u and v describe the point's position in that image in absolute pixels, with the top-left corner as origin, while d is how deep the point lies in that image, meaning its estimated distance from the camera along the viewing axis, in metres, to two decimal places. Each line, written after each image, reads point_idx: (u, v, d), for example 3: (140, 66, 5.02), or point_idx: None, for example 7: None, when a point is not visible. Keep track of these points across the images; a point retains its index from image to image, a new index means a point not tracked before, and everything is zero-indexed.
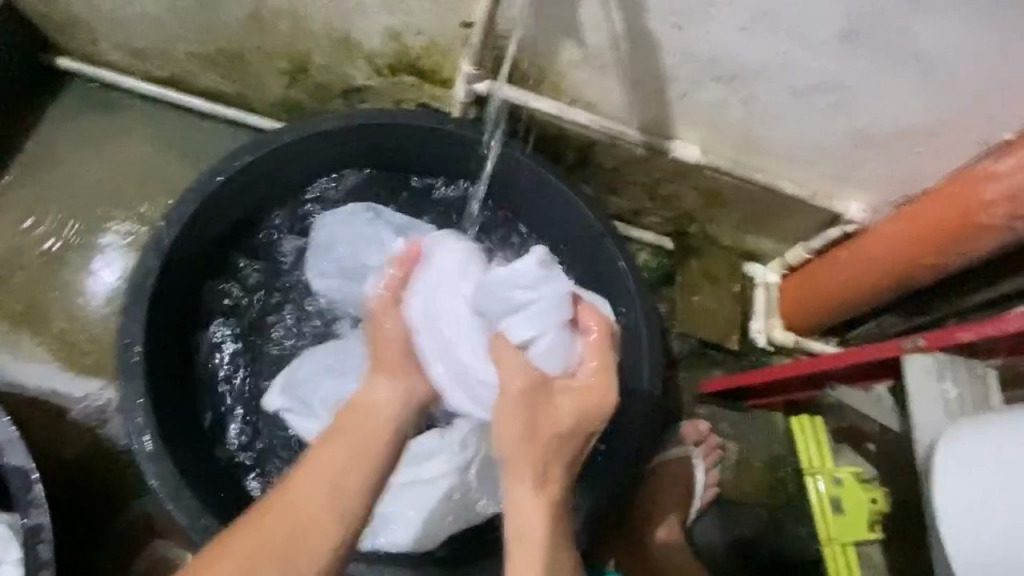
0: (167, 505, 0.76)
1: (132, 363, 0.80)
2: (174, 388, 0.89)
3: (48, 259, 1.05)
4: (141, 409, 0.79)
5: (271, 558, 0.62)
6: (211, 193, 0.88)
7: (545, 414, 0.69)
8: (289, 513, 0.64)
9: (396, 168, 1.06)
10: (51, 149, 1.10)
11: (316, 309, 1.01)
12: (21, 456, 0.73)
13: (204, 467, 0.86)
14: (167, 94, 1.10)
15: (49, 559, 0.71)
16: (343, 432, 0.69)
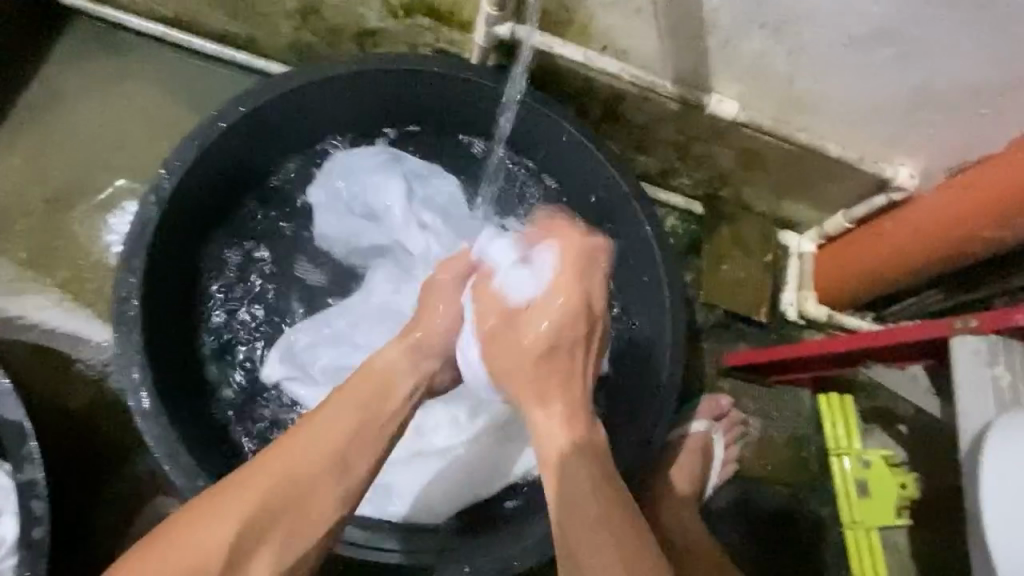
0: (163, 464, 0.74)
1: (129, 316, 0.77)
2: (175, 343, 0.86)
3: (50, 204, 1.00)
4: (137, 364, 0.76)
5: (269, 516, 0.58)
6: (211, 139, 0.83)
7: (533, 334, 0.67)
8: (290, 472, 0.60)
9: (410, 120, 0.99)
10: (54, 90, 1.05)
11: (325, 265, 0.98)
12: (15, 409, 0.70)
13: (201, 427, 0.83)
14: (173, 35, 1.05)
15: (41, 513, 0.69)
16: (348, 394, 0.65)
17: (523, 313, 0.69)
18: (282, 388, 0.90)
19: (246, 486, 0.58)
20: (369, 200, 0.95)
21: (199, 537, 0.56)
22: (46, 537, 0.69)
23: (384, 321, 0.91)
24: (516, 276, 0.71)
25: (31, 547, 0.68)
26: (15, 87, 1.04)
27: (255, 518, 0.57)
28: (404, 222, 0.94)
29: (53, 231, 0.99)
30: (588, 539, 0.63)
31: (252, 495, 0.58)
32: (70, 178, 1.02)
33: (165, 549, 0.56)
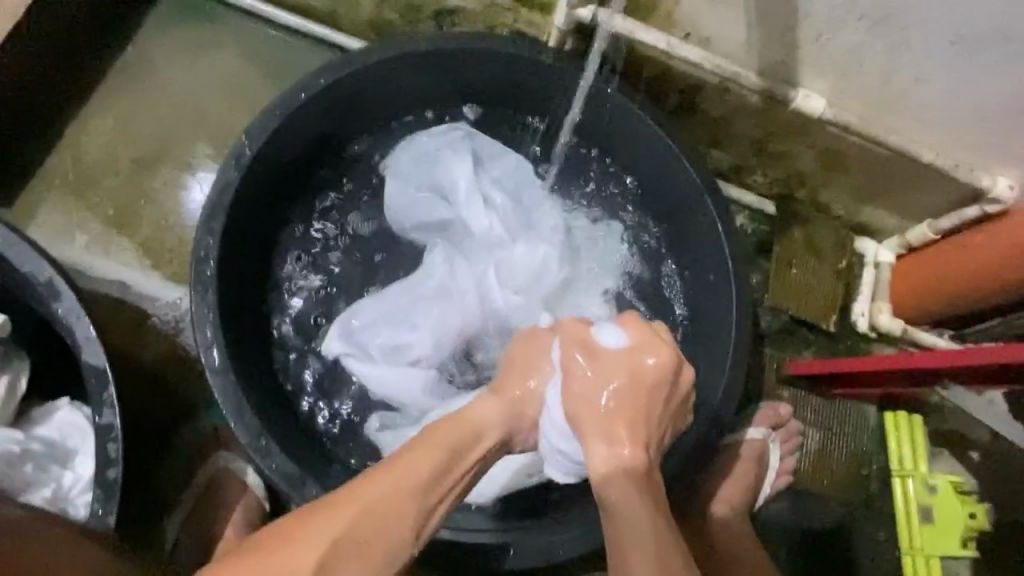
0: (229, 421, 0.76)
1: (206, 276, 0.80)
2: (245, 304, 0.89)
3: (136, 165, 1.05)
4: (210, 323, 0.79)
5: (355, 546, 0.55)
6: (292, 109, 0.85)
7: (600, 398, 0.68)
8: (379, 502, 0.57)
9: (483, 100, 0.99)
10: (147, 54, 1.09)
11: (391, 240, 0.98)
12: (98, 355, 0.74)
13: (266, 388, 0.85)
14: (259, 8, 1.07)
15: (116, 457, 0.73)
16: (437, 437, 0.64)
17: (610, 363, 0.69)
18: (340, 363, 0.91)
19: (335, 512, 0.56)
20: (439, 176, 0.96)
21: (288, 556, 0.54)
22: (119, 478, 0.72)
23: (448, 299, 0.92)
24: (605, 332, 0.70)
25: (107, 485, 0.72)
26: (109, 50, 1.08)
27: (344, 545, 0.55)
28: (468, 197, 0.95)
29: (141, 191, 1.04)
30: (646, 567, 0.64)
31: (340, 520, 0.56)
32: (158, 141, 1.06)
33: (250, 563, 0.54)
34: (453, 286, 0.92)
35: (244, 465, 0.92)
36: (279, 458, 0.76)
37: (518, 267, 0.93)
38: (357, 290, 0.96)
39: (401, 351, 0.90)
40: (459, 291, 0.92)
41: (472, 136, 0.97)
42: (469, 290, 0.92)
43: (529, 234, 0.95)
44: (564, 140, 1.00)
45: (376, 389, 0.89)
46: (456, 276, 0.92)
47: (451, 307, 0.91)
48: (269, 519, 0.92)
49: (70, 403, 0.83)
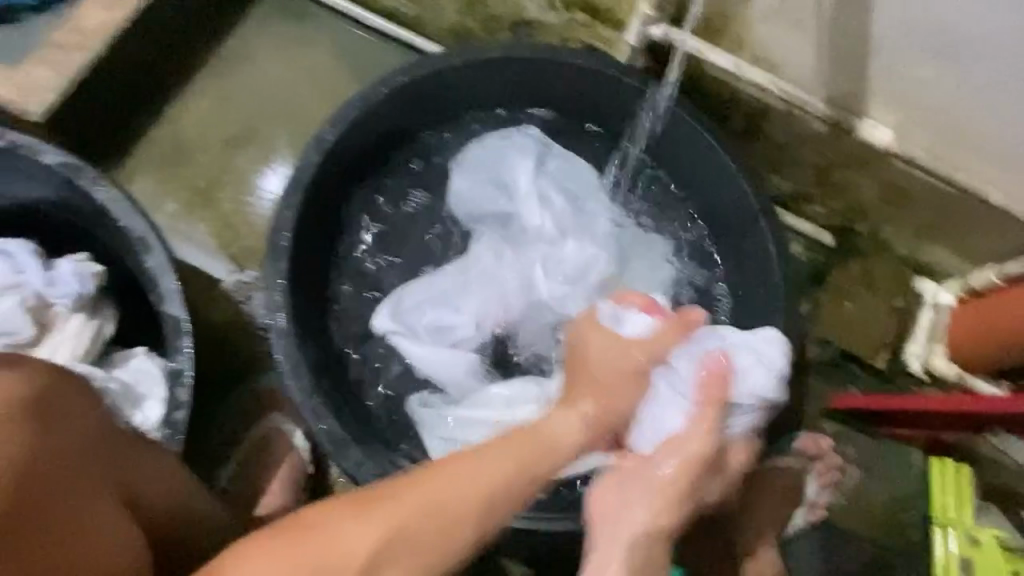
0: (286, 380, 0.82)
1: (280, 247, 0.87)
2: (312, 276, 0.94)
3: (226, 145, 1.14)
4: (280, 289, 0.85)
5: (415, 535, 0.54)
6: (374, 102, 0.92)
7: (677, 462, 0.71)
8: (435, 491, 0.56)
9: (552, 108, 1.03)
10: (245, 44, 1.17)
11: (449, 230, 1.02)
12: (179, 308, 0.81)
13: (322, 355, 0.90)
14: (352, 11, 1.16)
15: (184, 400, 0.80)
16: (511, 443, 0.62)
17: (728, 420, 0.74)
18: (390, 342, 0.96)
19: (396, 500, 0.54)
20: (503, 175, 1.01)
21: (339, 536, 0.52)
22: (185, 420, 0.79)
23: (501, 291, 0.97)
24: (752, 387, 0.74)
25: (173, 427, 0.78)
26: (214, 39, 1.17)
27: (400, 534, 0.53)
28: (527, 196, 1.00)
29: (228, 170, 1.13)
30: None
31: (397, 508, 0.54)
32: (248, 124, 1.15)
33: (299, 536, 0.52)
34: (501, 276, 0.97)
35: (293, 427, 0.97)
36: (328, 420, 0.81)
37: (564, 263, 0.98)
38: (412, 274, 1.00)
39: (448, 334, 0.95)
40: (504, 282, 0.97)
41: (535, 141, 1.01)
42: (513, 280, 0.97)
43: (581, 238, 0.99)
44: (636, 150, 1.02)
45: (422, 368, 0.94)
46: (505, 267, 0.98)
47: (503, 299, 0.97)
48: (311, 481, 0.97)
49: (147, 349, 0.90)
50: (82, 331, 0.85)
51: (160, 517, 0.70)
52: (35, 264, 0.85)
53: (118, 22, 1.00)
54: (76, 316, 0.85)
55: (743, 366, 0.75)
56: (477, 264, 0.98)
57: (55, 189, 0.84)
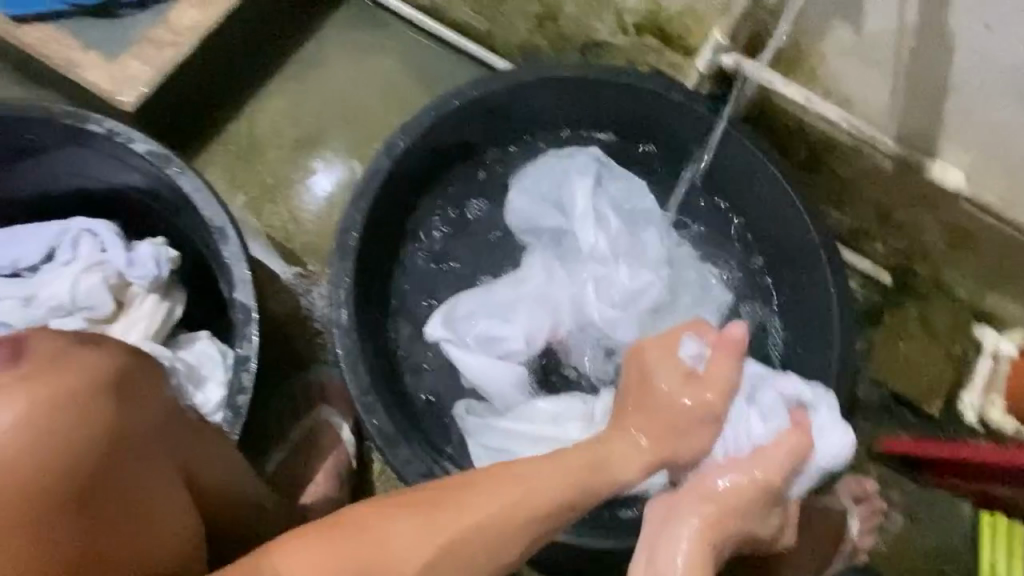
0: (344, 375, 0.84)
1: (348, 246, 0.90)
2: (373, 277, 0.96)
3: (296, 144, 1.18)
4: (344, 287, 0.88)
5: (462, 544, 0.56)
6: (446, 112, 0.94)
7: (724, 483, 0.72)
8: (476, 505, 0.58)
9: (616, 129, 1.04)
10: (321, 47, 1.21)
11: (505, 242, 1.04)
12: (249, 296, 0.85)
13: (377, 354, 0.92)
14: (427, 23, 1.19)
15: (247, 385, 0.83)
16: (562, 458, 0.64)
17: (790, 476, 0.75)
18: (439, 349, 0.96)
19: (446, 512, 0.56)
20: (561, 193, 1.02)
21: (388, 537, 0.54)
22: (247, 405, 0.82)
23: (553, 307, 0.97)
24: (823, 442, 0.76)
25: (234, 409, 0.82)
26: (293, 40, 1.21)
27: (449, 546, 0.55)
28: (584, 215, 1.01)
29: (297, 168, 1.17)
30: None
31: (443, 521, 0.56)
32: (319, 125, 1.18)
33: (349, 532, 0.54)
34: (552, 296, 0.98)
35: (342, 420, 1.00)
36: (380, 417, 0.83)
37: (617, 286, 0.97)
38: (467, 282, 1.02)
39: (495, 345, 0.96)
40: (554, 302, 0.98)
41: (594, 163, 1.02)
42: (563, 300, 0.98)
43: (637, 262, 0.99)
44: (697, 176, 1.02)
45: (467, 378, 0.95)
46: (557, 287, 0.98)
47: (553, 314, 0.97)
48: (354, 474, 0.99)
49: (214, 335, 0.94)
50: (155, 312, 0.90)
51: (217, 496, 0.71)
52: (118, 245, 0.90)
53: (209, 22, 1.05)
54: (151, 297, 0.89)
55: (823, 426, 0.77)
56: (528, 282, 0.98)
57: (143, 175, 0.89)
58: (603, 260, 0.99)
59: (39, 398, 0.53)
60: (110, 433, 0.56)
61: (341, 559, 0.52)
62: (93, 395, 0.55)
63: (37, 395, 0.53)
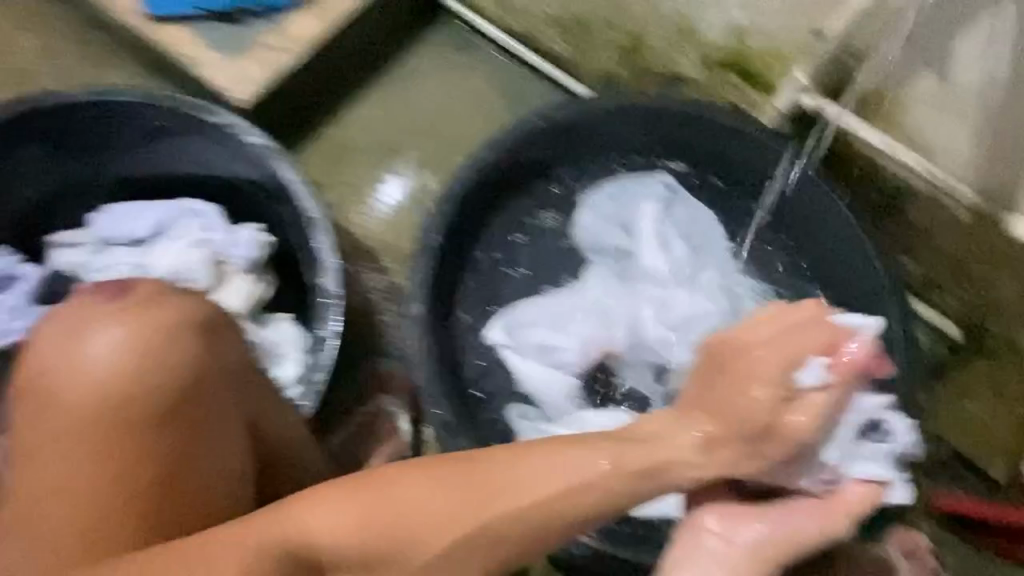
0: (415, 367, 0.88)
1: (431, 246, 0.93)
2: (447, 280, 0.97)
3: (378, 151, 1.23)
4: (422, 284, 0.92)
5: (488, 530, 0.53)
6: (531, 128, 0.97)
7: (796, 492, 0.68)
8: (511, 481, 0.54)
9: (697, 158, 1.04)
10: (410, 61, 1.27)
11: (572, 259, 1.05)
12: (335, 284, 0.90)
13: (446, 354, 0.95)
14: (514, 47, 1.24)
15: (327, 363, 0.89)
16: None
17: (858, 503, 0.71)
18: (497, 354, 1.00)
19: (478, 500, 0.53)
20: (628, 216, 1.05)
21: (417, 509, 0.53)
22: (323, 381, 0.88)
23: (611, 324, 1.00)
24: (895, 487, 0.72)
25: (309, 387, 0.88)
26: (387, 54, 1.26)
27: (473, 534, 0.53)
28: (648, 239, 1.04)
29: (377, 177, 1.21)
30: None
31: (472, 503, 0.53)
32: (402, 136, 1.24)
33: (368, 493, 0.53)
34: (607, 313, 1.01)
35: (400, 413, 1.05)
36: (444, 409, 0.88)
37: (673, 308, 1.01)
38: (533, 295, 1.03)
39: (551, 354, 0.99)
40: (608, 320, 1.00)
41: (664, 199, 1.05)
42: (620, 317, 1.01)
43: (696, 288, 1.02)
44: (764, 218, 1.03)
45: (522, 384, 0.98)
46: (613, 305, 1.01)
47: (611, 331, 1.00)
48: None
49: (295, 317, 1.01)
50: (246, 290, 0.97)
51: (275, 454, 0.73)
52: (222, 226, 0.99)
53: (319, 31, 1.14)
54: (245, 277, 0.98)
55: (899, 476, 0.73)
56: (585, 297, 1.02)
57: (250, 165, 0.97)
58: (663, 284, 1.03)
59: (142, 324, 0.62)
60: (185, 366, 0.62)
61: (363, 511, 0.53)
62: (180, 330, 0.63)
63: (142, 322, 0.62)
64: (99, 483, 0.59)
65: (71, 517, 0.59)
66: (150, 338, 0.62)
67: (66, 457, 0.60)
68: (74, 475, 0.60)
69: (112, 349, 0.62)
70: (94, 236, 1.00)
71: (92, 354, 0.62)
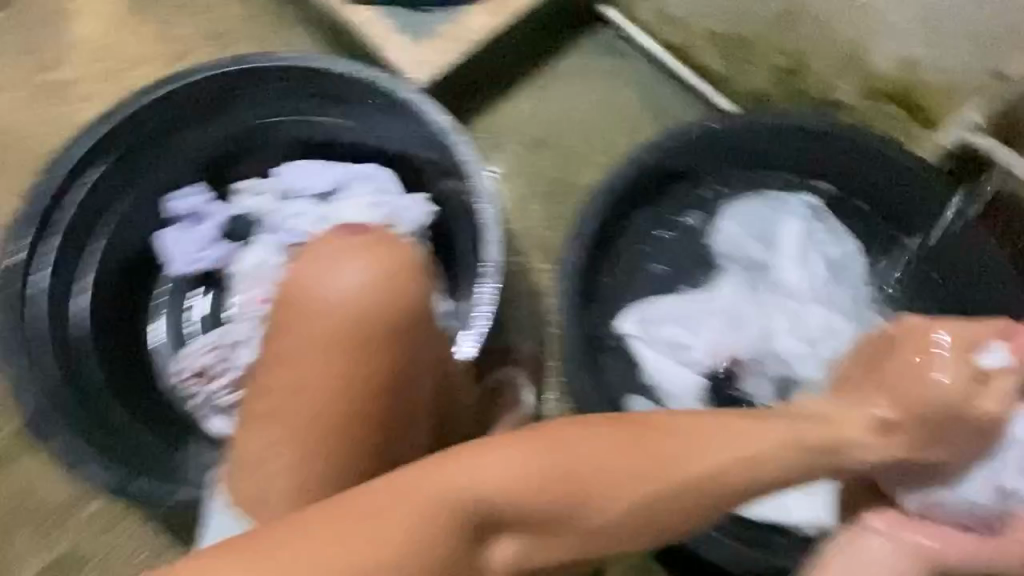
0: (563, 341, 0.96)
1: (584, 230, 1.00)
2: (593, 266, 1.03)
3: (522, 144, 1.26)
4: (574, 265, 0.99)
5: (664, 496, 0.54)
6: (695, 134, 1.03)
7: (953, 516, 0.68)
8: (681, 459, 0.54)
9: (847, 182, 1.06)
10: (562, 63, 1.30)
11: (708, 263, 1.09)
12: (498, 254, 0.97)
13: (586, 334, 1.00)
14: (667, 59, 1.26)
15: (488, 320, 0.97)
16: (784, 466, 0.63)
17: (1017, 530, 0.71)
18: (627, 344, 1.04)
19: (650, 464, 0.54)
20: (769, 230, 1.08)
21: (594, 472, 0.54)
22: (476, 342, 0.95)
23: (741, 331, 1.04)
24: None
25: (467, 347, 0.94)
26: (547, 54, 1.30)
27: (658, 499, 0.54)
28: (787, 255, 1.07)
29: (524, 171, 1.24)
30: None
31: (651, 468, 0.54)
32: (553, 133, 1.27)
33: (544, 440, 0.55)
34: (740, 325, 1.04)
35: (524, 386, 1.07)
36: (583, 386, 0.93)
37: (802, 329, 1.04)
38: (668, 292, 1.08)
39: (680, 352, 1.03)
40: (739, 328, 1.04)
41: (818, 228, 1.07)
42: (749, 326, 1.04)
43: (829, 317, 1.04)
44: (913, 258, 1.04)
45: (650, 375, 1.02)
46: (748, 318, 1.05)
47: (742, 337, 1.04)
48: None
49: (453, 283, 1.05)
50: None
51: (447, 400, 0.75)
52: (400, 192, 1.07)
53: (494, 26, 1.21)
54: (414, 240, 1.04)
55: None
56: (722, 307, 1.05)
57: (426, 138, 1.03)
58: (797, 300, 1.05)
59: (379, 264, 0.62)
60: (405, 315, 0.62)
61: (549, 461, 0.54)
62: (409, 282, 0.62)
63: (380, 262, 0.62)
64: (325, 418, 0.62)
65: (290, 434, 0.62)
66: (384, 289, 0.61)
67: (287, 385, 0.62)
68: (298, 393, 0.62)
69: (350, 293, 0.61)
70: (280, 186, 1.08)
71: (332, 286, 0.61)
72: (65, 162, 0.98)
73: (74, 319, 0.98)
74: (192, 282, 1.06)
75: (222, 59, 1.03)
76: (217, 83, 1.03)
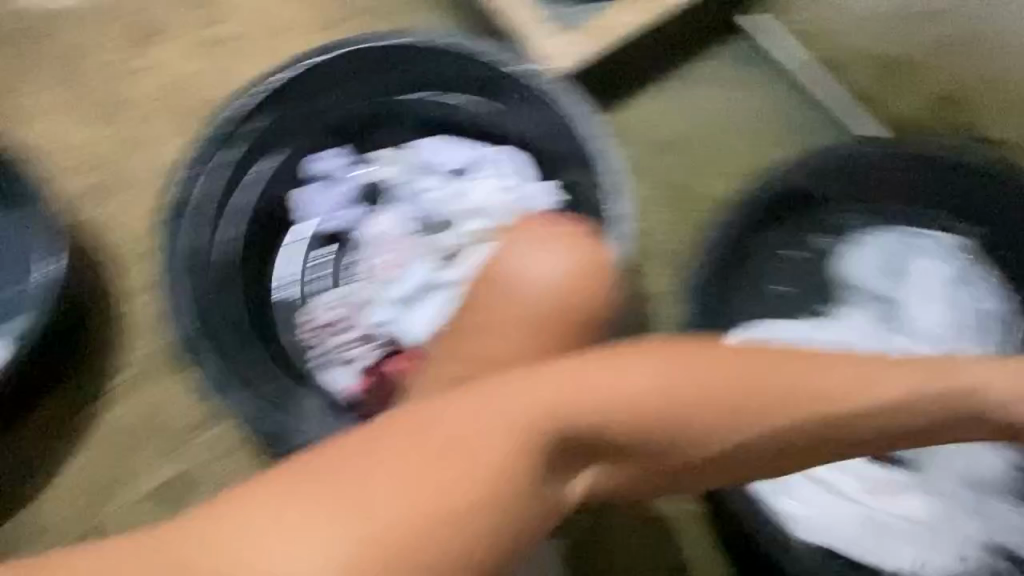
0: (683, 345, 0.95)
1: (716, 240, 0.99)
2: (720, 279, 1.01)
3: (645, 147, 1.22)
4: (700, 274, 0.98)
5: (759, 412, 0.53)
6: (845, 156, 1.00)
7: None
8: (817, 396, 0.53)
9: (995, 227, 1.03)
10: (695, 69, 1.26)
11: (833, 289, 1.06)
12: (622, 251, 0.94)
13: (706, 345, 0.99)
14: (810, 77, 1.22)
15: None
16: None
17: None
18: None
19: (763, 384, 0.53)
20: (901, 267, 1.05)
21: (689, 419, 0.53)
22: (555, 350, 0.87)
23: None
24: None
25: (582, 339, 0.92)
26: (691, 58, 1.26)
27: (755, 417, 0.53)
28: (917, 294, 1.04)
29: (650, 170, 1.21)
30: None
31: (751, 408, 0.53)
32: (683, 139, 1.23)
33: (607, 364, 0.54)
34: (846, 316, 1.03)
35: None
36: None
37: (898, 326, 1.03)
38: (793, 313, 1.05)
39: None
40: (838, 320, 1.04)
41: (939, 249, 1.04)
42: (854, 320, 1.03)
43: (936, 344, 1.01)
44: None
45: None
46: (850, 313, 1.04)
47: None
48: None
49: None
50: None
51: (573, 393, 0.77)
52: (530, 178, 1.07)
53: (637, 24, 1.20)
54: None
55: None
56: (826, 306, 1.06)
57: (565, 129, 1.03)
58: (927, 341, 1.02)
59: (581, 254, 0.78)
60: (595, 281, 0.77)
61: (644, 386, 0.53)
62: (599, 280, 0.77)
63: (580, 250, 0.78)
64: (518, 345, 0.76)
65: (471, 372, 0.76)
66: (581, 282, 0.77)
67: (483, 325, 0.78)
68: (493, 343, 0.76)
69: (553, 270, 0.77)
70: (415, 158, 1.11)
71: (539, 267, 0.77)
72: (228, 112, 1.03)
73: (221, 261, 1.02)
74: (331, 238, 1.09)
75: (381, 31, 1.06)
76: (374, 53, 1.06)
